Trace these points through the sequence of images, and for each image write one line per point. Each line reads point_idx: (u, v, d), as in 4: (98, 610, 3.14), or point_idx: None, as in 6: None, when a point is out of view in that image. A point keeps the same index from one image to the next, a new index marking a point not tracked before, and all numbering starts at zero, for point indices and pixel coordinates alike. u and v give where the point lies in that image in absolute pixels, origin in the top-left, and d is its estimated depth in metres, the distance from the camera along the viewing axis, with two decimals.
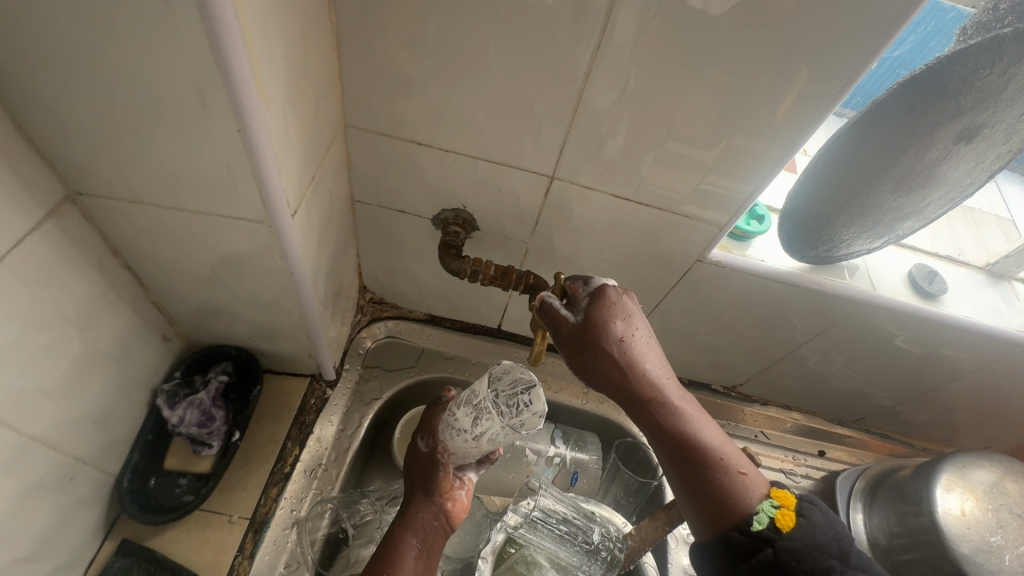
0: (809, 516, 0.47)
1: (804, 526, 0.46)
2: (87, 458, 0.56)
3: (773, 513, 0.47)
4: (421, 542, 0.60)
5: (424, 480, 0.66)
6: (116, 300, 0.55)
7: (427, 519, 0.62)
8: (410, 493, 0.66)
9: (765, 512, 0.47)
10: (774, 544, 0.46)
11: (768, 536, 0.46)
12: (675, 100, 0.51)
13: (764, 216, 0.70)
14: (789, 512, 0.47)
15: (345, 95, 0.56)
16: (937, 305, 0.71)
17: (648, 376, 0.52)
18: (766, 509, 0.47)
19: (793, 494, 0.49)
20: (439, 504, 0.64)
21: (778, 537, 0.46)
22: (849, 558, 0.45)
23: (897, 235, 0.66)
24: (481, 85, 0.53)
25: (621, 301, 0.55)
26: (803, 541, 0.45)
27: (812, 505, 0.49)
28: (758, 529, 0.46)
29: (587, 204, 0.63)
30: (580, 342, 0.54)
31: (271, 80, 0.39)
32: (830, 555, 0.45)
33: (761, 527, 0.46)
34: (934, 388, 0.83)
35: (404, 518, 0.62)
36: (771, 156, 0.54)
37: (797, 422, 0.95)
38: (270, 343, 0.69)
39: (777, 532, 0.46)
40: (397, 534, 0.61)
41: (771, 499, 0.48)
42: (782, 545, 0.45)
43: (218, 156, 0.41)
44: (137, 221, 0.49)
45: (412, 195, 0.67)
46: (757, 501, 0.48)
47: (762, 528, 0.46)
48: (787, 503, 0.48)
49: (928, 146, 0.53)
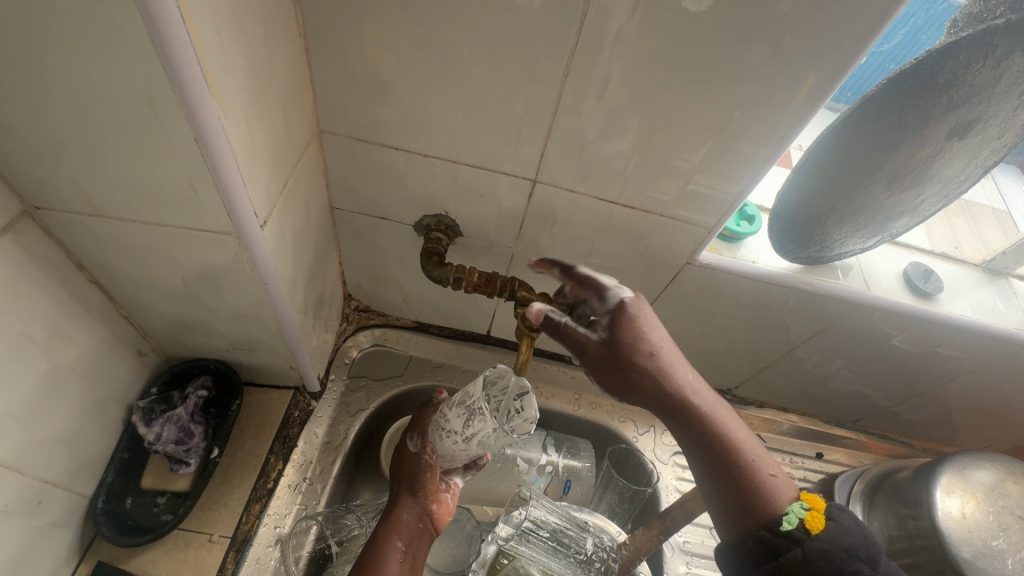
0: (840, 520, 0.47)
1: (832, 529, 0.46)
2: (57, 480, 0.54)
3: (804, 515, 0.46)
4: (407, 544, 0.60)
5: (413, 481, 0.65)
6: (83, 315, 0.54)
7: (413, 521, 0.62)
8: (395, 493, 0.65)
9: (795, 513, 0.46)
10: (804, 545, 0.45)
11: (797, 537, 0.45)
12: (656, 100, 0.49)
13: (754, 217, 0.68)
14: (819, 514, 0.46)
15: (318, 99, 0.54)
16: (933, 304, 0.69)
17: (682, 382, 0.50)
18: (796, 510, 0.47)
19: (821, 498, 0.49)
20: (426, 506, 0.64)
21: (808, 538, 0.45)
22: (878, 563, 0.45)
23: (891, 233, 0.64)
24: (455, 87, 0.51)
25: (640, 313, 0.52)
26: (831, 543, 0.45)
27: (840, 510, 0.48)
28: (789, 530, 0.46)
29: (571, 207, 0.61)
30: (605, 360, 0.51)
31: (228, 83, 0.38)
32: (859, 559, 0.44)
33: (791, 526, 0.45)
34: (933, 388, 0.82)
35: (389, 520, 0.61)
36: (757, 156, 0.52)
37: (794, 424, 0.93)
38: (250, 356, 0.68)
39: (807, 534, 0.45)
40: (382, 536, 0.60)
41: (801, 502, 0.47)
42: (812, 546, 0.45)
43: (177, 164, 0.40)
44: (100, 234, 0.48)
45: (392, 201, 0.65)
46: (785, 503, 0.47)
47: (792, 529, 0.45)
48: (816, 506, 0.47)
49: (920, 142, 0.52)
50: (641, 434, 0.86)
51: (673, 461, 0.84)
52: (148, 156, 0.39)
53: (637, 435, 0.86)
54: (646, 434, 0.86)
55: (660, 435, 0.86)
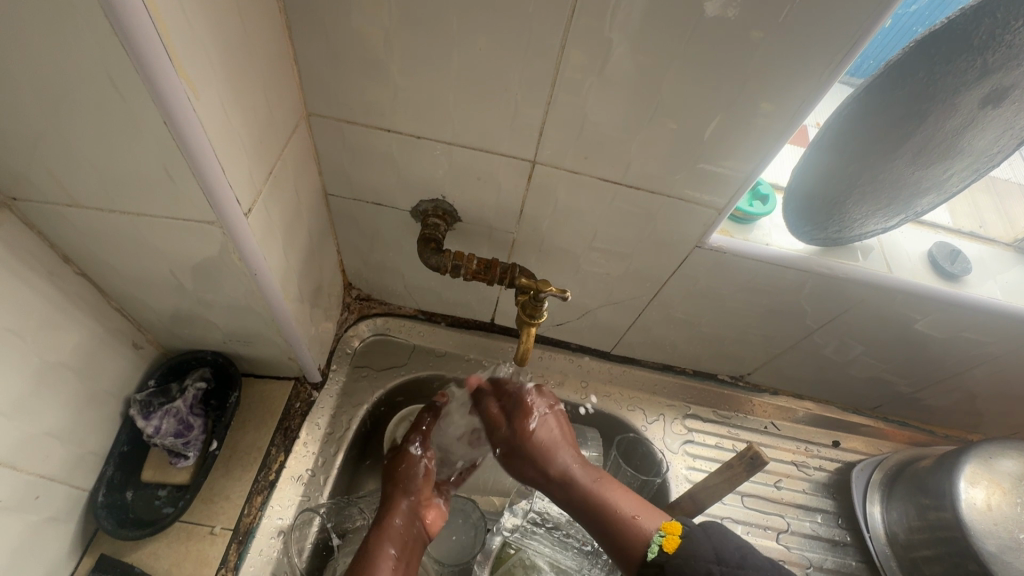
0: (693, 536, 0.52)
1: (685, 546, 0.52)
2: (53, 475, 0.54)
3: (660, 541, 0.54)
4: (400, 550, 0.59)
5: (408, 486, 0.65)
6: (72, 309, 0.53)
7: (405, 526, 0.62)
8: (387, 498, 0.65)
9: (654, 542, 0.54)
10: (664, 567, 0.52)
11: (660, 562, 0.52)
12: (659, 72, 0.46)
13: (768, 196, 0.65)
14: (674, 537, 0.53)
15: (304, 81, 0.52)
16: (959, 286, 0.65)
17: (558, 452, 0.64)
18: (655, 539, 0.54)
19: (680, 521, 0.55)
20: (419, 510, 0.64)
21: (667, 560, 0.52)
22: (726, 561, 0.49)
23: (915, 212, 0.60)
24: (445, 64, 0.48)
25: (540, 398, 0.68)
26: (686, 558, 0.51)
27: (701, 527, 0.53)
28: (653, 557, 0.53)
29: (573, 189, 0.58)
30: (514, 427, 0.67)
31: (198, 61, 0.36)
32: (707, 561, 0.50)
33: (654, 555, 0.53)
34: (957, 373, 0.78)
35: (381, 526, 0.61)
36: (772, 129, 0.49)
37: (809, 411, 0.90)
38: (247, 347, 0.66)
39: (666, 556, 0.52)
40: (374, 544, 0.59)
41: (660, 530, 0.54)
42: (671, 567, 0.52)
43: (150, 150, 0.38)
44: (82, 227, 0.47)
45: (387, 186, 0.62)
46: (649, 533, 0.55)
47: (655, 557, 0.53)
48: (674, 530, 0.54)
49: (950, 112, 0.48)
50: (650, 423, 0.84)
51: (683, 450, 0.82)
52: (120, 141, 0.38)
53: (646, 424, 0.83)
54: (655, 422, 0.84)
55: (669, 424, 0.84)
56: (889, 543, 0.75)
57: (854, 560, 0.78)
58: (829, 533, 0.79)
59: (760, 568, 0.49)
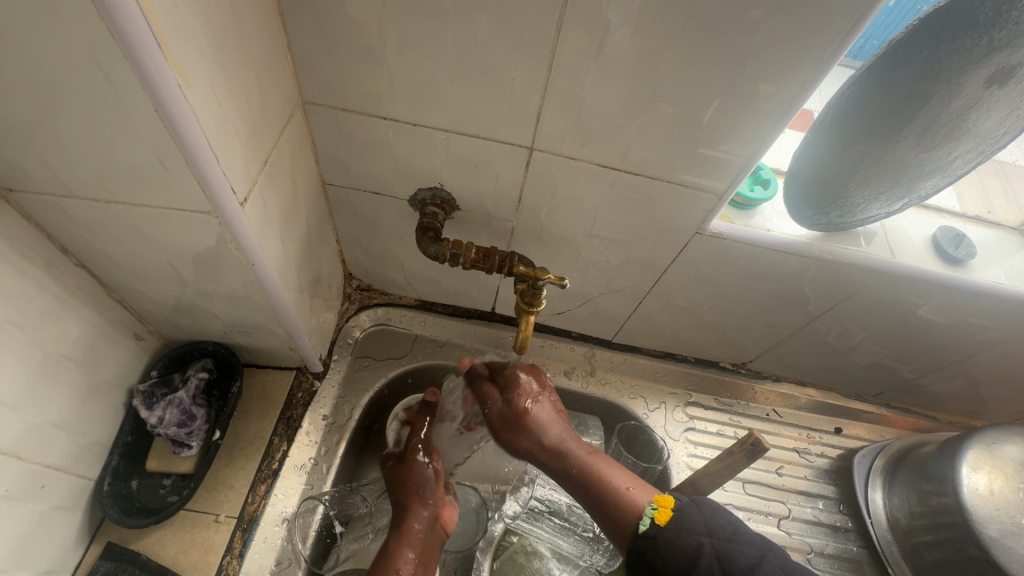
0: (685, 510, 0.52)
1: (678, 519, 0.52)
2: (58, 465, 0.55)
3: (652, 513, 0.53)
4: (418, 555, 0.59)
5: (420, 490, 0.63)
6: (73, 300, 0.53)
7: (422, 532, 0.61)
8: (402, 504, 0.63)
9: (646, 514, 0.53)
10: (655, 539, 0.51)
11: (651, 534, 0.52)
12: (657, 55, 0.45)
13: (770, 180, 0.65)
14: (667, 509, 0.53)
15: (298, 69, 0.51)
16: (964, 271, 0.65)
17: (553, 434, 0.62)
18: (647, 511, 0.53)
19: (673, 494, 0.55)
20: (435, 514, 0.63)
21: (659, 532, 0.52)
22: (718, 535, 0.50)
23: (918, 196, 0.58)
24: (440, 49, 0.48)
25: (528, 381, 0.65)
26: (676, 531, 0.51)
27: (695, 501, 0.53)
28: (643, 530, 0.52)
29: (572, 175, 0.58)
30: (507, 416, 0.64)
31: (187, 46, 0.35)
32: (699, 535, 0.50)
33: (645, 527, 0.52)
34: (960, 359, 0.78)
35: (400, 531, 0.60)
36: (773, 111, 0.48)
37: (812, 398, 0.90)
38: (248, 338, 0.67)
39: (656, 529, 0.52)
40: (394, 549, 0.59)
41: (652, 503, 0.54)
42: (661, 540, 0.51)
43: (142, 139, 0.38)
44: (79, 218, 0.47)
45: (385, 174, 0.62)
46: (641, 506, 0.54)
47: (645, 529, 0.52)
48: (666, 503, 0.54)
49: (954, 92, 0.47)
50: (652, 411, 0.84)
51: (684, 437, 0.82)
52: (112, 130, 0.37)
53: (647, 412, 0.83)
54: (657, 410, 0.84)
55: (671, 412, 0.84)
56: (890, 529, 0.75)
57: (855, 545, 0.78)
58: (830, 519, 0.80)
59: (751, 541, 0.49)
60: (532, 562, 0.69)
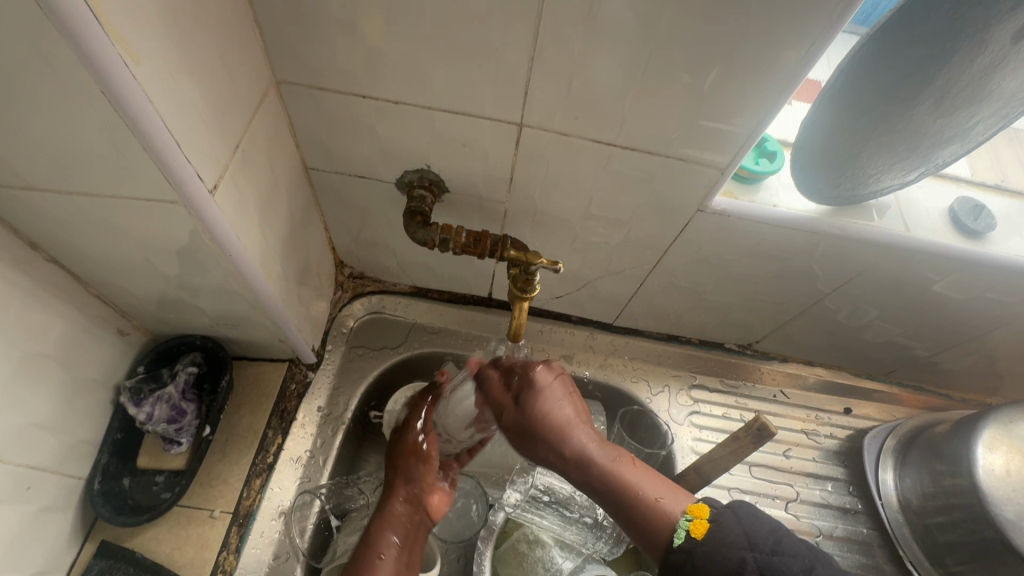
0: (722, 520, 0.47)
1: (715, 531, 0.46)
2: (44, 465, 0.54)
3: (687, 526, 0.48)
4: (402, 538, 0.58)
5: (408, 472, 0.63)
6: (47, 297, 0.51)
7: (405, 515, 0.60)
8: (388, 485, 0.63)
9: (681, 525, 0.48)
10: (693, 554, 0.46)
11: (687, 549, 0.46)
12: (653, 15, 0.41)
13: (776, 153, 0.61)
14: (703, 521, 0.47)
15: (269, 47, 0.48)
16: (982, 243, 0.61)
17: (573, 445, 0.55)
18: (682, 522, 0.48)
19: (707, 503, 0.49)
20: (422, 498, 0.62)
21: (695, 546, 0.46)
22: (761, 546, 0.44)
23: (935, 165, 0.54)
24: (417, 18, 0.44)
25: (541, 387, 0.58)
26: (715, 545, 0.45)
27: (729, 508, 0.48)
28: (678, 544, 0.47)
29: (565, 152, 0.55)
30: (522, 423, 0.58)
31: (132, 17, 0.32)
32: (739, 547, 0.45)
33: (680, 541, 0.47)
34: (975, 336, 0.75)
35: (384, 514, 0.59)
36: (778, 77, 0.44)
37: (820, 377, 0.87)
38: (236, 331, 0.65)
39: (694, 543, 0.46)
40: (377, 533, 0.58)
41: (686, 514, 0.48)
42: (700, 555, 0.46)
43: (93, 124, 0.35)
44: (44, 212, 0.44)
45: (369, 157, 0.59)
46: (674, 516, 0.49)
47: (681, 543, 0.47)
48: (701, 513, 0.48)
49: (976, 52, 0.42)
50: (655, 395, 0.81)
51: (689, 421, 0.80)
52: (62, 116, 0.35)
53: (650, 396, 0.81)
54: (660, 394, 0.82)
55: (674, 395, 0.82)
56: (901, 510, 0.73)
57: (865, 527, 0.76)
58: (839, 501, 0.78)
59: (796, 553, 0.44)
60: (534, 551, 0.68)
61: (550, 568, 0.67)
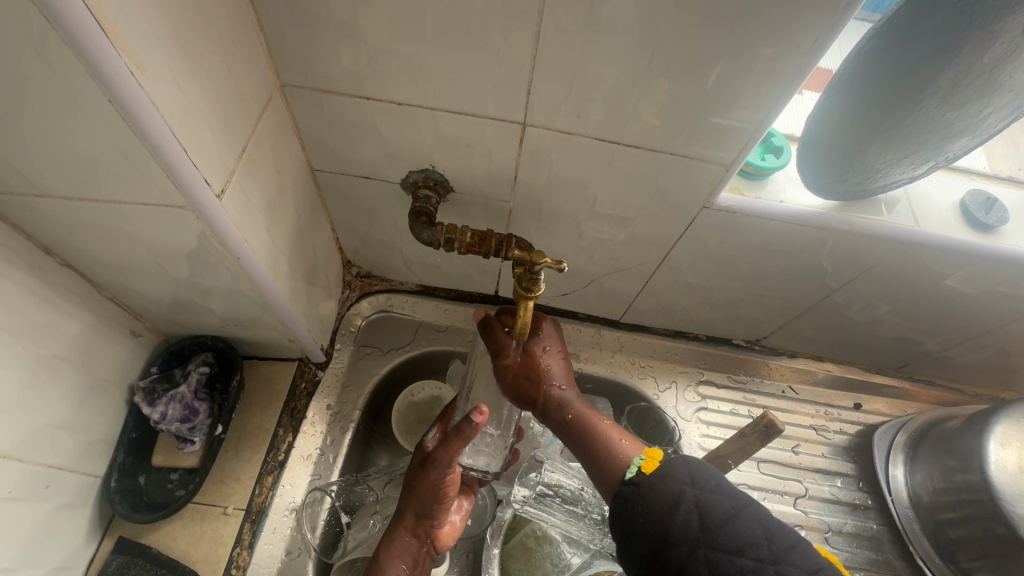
0: (671, 462, 0.49)
1: (663, 468, 0.48)
2: (62, 464, 0.55)
3: (639, 463, 0.50)
4: (409, 567, 0.57)
5: (419, 505, 0.59)
6: (61, 300, 0.52)
7: (412, 542, 0.59)
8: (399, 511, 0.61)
9: (633, 464, 0.50)
10: (639, 486, 0.48)
11: (636, 480, 0.48)
12: (655, 11, 0.41)
13: (783, 148, 0.61)
14: (654, 460, 0.50)
15: (273, 50, 0.49)
16: (994, 237, 0.61)
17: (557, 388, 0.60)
18: (635, 461, 0.50)
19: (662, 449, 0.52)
20: (432, 530, 0.60)
21: (644, 479, 0.48)
22: (703, 485, 0.46)
23: (947, 158, 0.53)
24: (419, 19, 0.44)
25: (545, 335, 0.63)
26: (659, 479, 0.47)
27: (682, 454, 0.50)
28: (629, 477, 0.49)
29: (569, 151, 0.55)
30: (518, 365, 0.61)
31: (134, 25, 0.32)
32: (682, 482, 0.46)
33: (632, 474, 0.49)
34: (988, 330, 0.74)
35: (389, 545, 0.58)
36: (782, 73, 0.44)
37: (830, 373, 0.87)
38: (246, 331, 0.66)
39: (643, 476, 0.48)
40: (384, 562, 0.57)
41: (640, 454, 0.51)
42: (645, 486, 0.47)
43: (101, 132, 0.36)
44: (56, 217, 0.45)
45: (374, 158, 0.60)
46: (629, 456, 0.52)
47: (632, 476, 0.49)
48: (654, 455, 0.51)
49: (986, 44, 0.41)
50: (662, 391, 0.81)
51: (697, 417, 0.80)
52: (71, 125, 0.36)
53: (658, 392, 0.81)
54: (668, 390, 0.82)
55: (682, 391, 0.82)
56: (911, 506, 0.73)
57: (875, 523, 0.76)
58: (849, 497, 0.77)
59: (733, 494, 0.45)
60: (543, 547, 0.68)
61: (559, 564, 0.67)
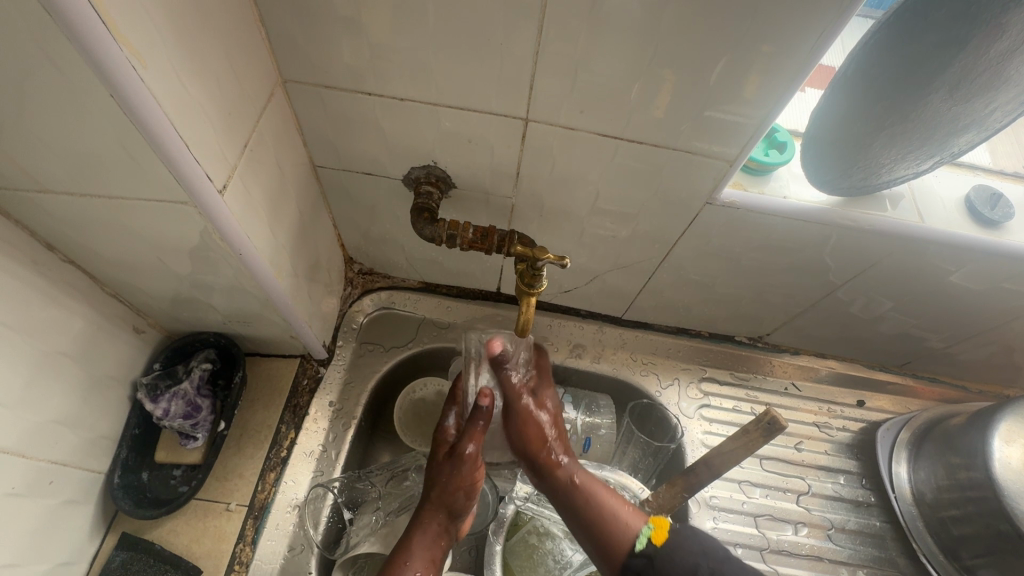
0: (679, 532, 0.54)
1: (673, 538, 0.53)
2: (65, 460, 0.55)
3: (648, 534, 0.54)
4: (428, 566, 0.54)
5: (449, 501, 0.58)
6: (63, 296, 0.52)
7: (436, 537, 0.56)
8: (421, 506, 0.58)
9: (643, 534, 0.54)
10: (653, 559, 0.52)
11: (648, 553, 0.53)
12: (659, 5, 0.40)
13: (786, 143, 0.61)
14: (662, 530, 0.54)
15: (274, 46, 0.48)
16: (999, 232, 0.60)
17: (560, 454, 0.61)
18: (644, 531, 0.55)
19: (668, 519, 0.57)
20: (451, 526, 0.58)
21: (656, 552, 0.53)
22: (714, 555, 0.51)
23: (952, 154, 0.53)
24: (421, 13, 0.44)
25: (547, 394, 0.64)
26: (673, 550, 0.52)
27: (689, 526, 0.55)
28: (641, 549, 0.53)
29: (571, 147, 0.54)
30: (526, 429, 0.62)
31: (135, 19, 0.32)
32: (694, 552, 0.51)
33: (642, 545, 0.53)
34: (992, 327, 0.73)
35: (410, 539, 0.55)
36: (787, 67, 0.44)
37: (832, 370, 0.86)
38: (248, 328, 0.66)
39: (654, 549, 0.53)
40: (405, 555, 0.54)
41: (648, 524, 0.55)
42: (660, 559, 0.52)
43: (102, 126, 0.36)
44: (58, 213, 0.45)
45: (375, 154, 0.59)
46: (635, 527, 0.55)
47: (643, 548, 0.53)
48: (662, 525, 0.55)
49: (993, 37, 0.41)
50: (665, 388, 0.81)
51: (699, 414, 0.80)
52: (73, 120, 0.35)
53: (660, 389, 0.81)
54: (670, 387, 0.81)
55: (684, 388, 0.82)
56: (915, 503, 0.72)
57: (878, 520, 0.76)
58: (852, 494, 0.77)
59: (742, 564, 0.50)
60: (544, 543, 0.68)
61: (560, 560, 0.66)
